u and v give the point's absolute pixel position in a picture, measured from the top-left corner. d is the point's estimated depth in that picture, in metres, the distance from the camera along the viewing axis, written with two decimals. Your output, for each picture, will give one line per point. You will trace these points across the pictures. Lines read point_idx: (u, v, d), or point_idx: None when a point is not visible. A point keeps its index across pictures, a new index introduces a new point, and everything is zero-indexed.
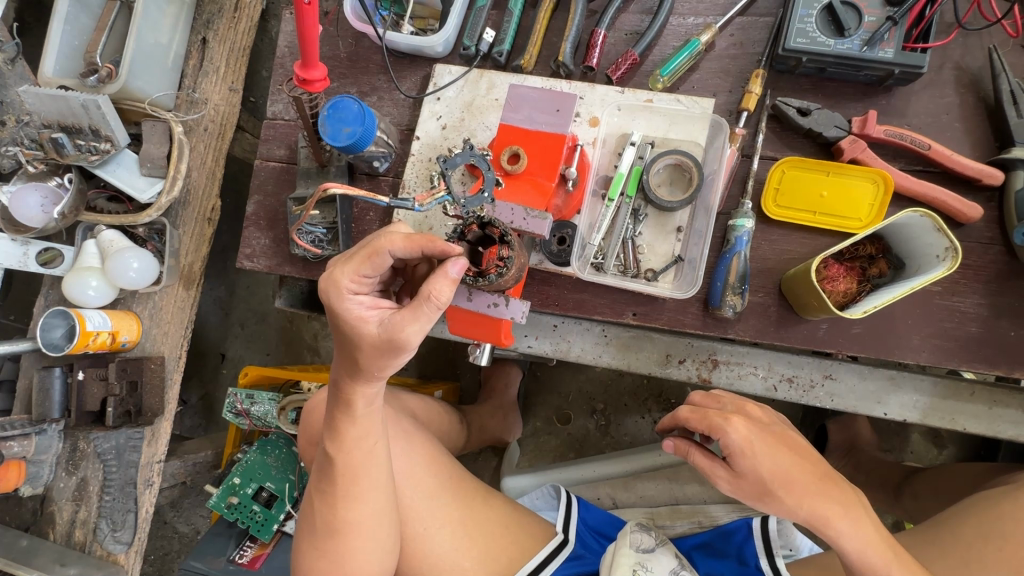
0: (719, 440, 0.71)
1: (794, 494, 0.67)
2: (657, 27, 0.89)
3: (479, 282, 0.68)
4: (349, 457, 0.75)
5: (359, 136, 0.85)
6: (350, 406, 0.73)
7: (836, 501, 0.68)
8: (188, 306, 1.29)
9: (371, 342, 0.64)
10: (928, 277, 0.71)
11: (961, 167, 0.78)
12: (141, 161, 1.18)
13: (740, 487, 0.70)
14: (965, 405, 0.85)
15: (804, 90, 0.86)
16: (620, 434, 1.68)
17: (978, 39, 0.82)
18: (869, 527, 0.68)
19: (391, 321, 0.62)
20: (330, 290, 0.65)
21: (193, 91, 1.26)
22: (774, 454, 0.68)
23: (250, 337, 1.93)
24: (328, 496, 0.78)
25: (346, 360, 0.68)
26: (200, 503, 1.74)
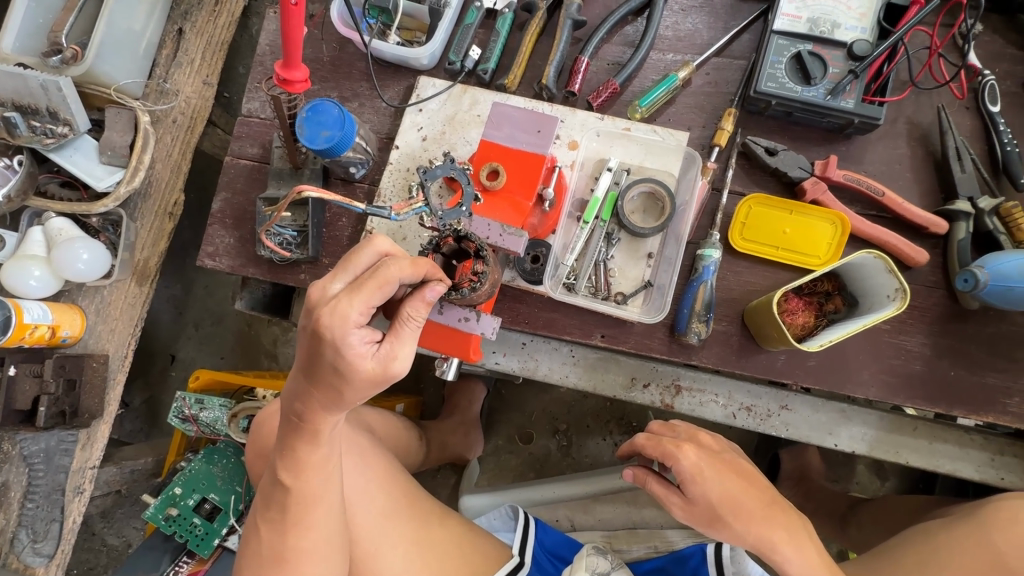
0: (673, 468, 0.73)
1: (741, 521, 0.69)
2: (639, 59, 0.92)
3: (452, 296, 0.66)
4: (304, 484, 0.72)
5: (337, 141, 0.85)
6: (315, 434, 0.69)
7: (781, 526, 0.69)
8: (140, 303, 1.23)
9: (366, 380, 0.61)
10: (878, 316, 0.74)
11: (909, 215, 0.83)
12: (101, 149, 1.14)
13: (693, 515, 0.71)
14: (907, 439, 0.87)
15: (772, 131, 0.90)
16: (581, 455, 1.70)
17: (930, 97, 0.87)
18: (812, 554, 0.70)
19: (385, 351, 0.61)
20: (327, 319, 0.58)
21: (164, 81, 1.22)
22: (723, 478, 0.70)
23: (204, 338, 1.88)
24: (276, 522, 0.74)
25: (319, 391, 0.64)
26: (134, 514, 1.63)
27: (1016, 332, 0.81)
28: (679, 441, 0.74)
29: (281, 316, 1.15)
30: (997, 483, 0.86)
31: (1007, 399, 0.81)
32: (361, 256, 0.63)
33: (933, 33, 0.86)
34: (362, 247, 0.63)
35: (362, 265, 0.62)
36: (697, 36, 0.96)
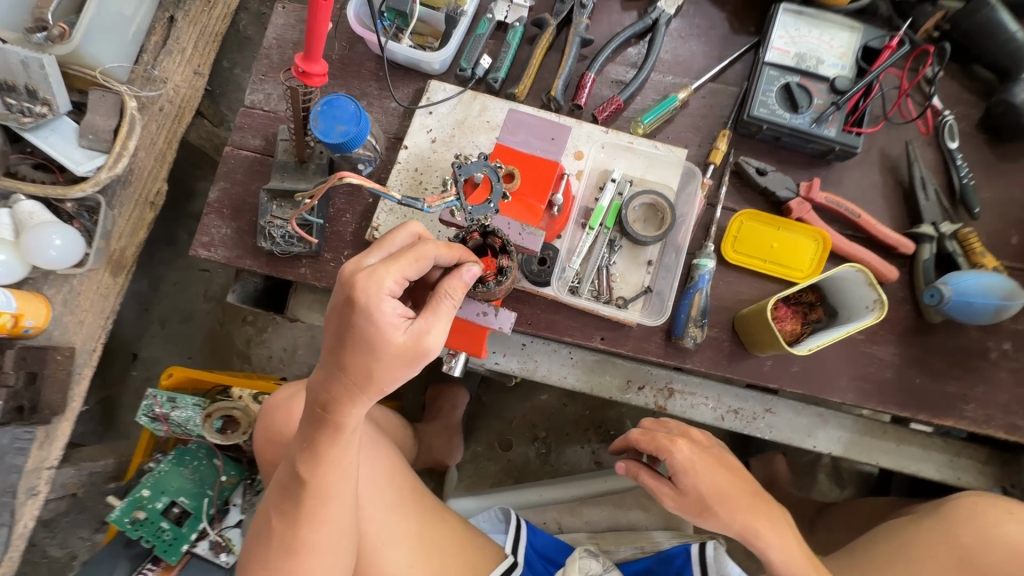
0: (666, 460, 0.77)
1: (727, 510, 0.73)
2: (642, 79, 0.98)
3: (478, 290, 0.69)
4: (321, 480, 0.71)
5: (353, 136, 0.85)
6: (339, 424, 0.68)
7: (766, 518, 0.73)
8: (112, 294, 1.26)
9: (397, 352, 0.63)
10: (858, 324, 0.80)
11: (882, 236, 0.92)
12: (81, 132, 1.16)
13: (684, 505, 0.75)
14: (878, 442, 0.94)
15: (762, 153, 0.98)
16: (559, 463, 1.72)
17: (901, 131, 0.97)
18: (792, 546, 0.74)
19: (417, 326, 0.63)
20: (365, 286, 0.61)
21: (151, 68, 1.25)
22: (714, 472, 0.75)
23: (171, 337, 1.82)
24: (288, 515, 0.73)
25: (349, 373, 0.64)
26: (81, 523, 1.54)
27: (972, 345, 0.90)
28: (672, 435, 0.79)
29: (273, 310, 1.12)
30: (954, 483, 0.94)
31: (964, 405, 0.89)
32: (396, 237, 0.67)
33: (904, 74, 0.95)
34: (398, 230, 0.68)
35: (396, 243, 0.67)
36: (695, 62, 1.03)
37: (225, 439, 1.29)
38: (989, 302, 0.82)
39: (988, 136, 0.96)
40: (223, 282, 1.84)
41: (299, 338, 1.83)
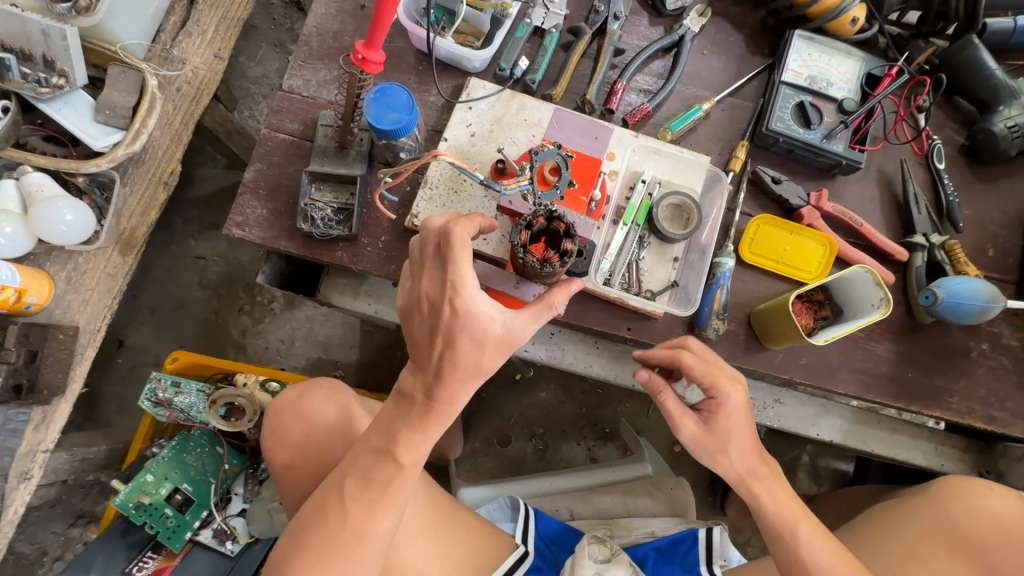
0: (716, 398, 0.80)
1: (737, 454, 0.81)
2: (668, 90, 1.06)
3: (544, 269, 0.71)
4: (415, 466, 0.76)
5: (404, 123, 0.89)
6: (448, 408, 0.74)
7: (765, 469, 0.82)
8: (119, 274, 1.22)
9: (498, 341, 0.71)
10: (866, 320, 0.89)
11: (881, 243, 1.01)
12: (98, 107, 1.13)
13: (704, 441, 0.80)
14: (874, 431, 1.05)
15: (775, 164, 1.06)
16: (556, 459, 1.76)
17: (896, 151, 1.07)
18: (785, 497, 0.81)
19: (514, 319, 0.71)
20: (464, 297, 0.68)
21: (170, 48, 1.23)
22: (745, 422, 0.81)
23: (161, 325, 1.76)
24: (365, 497, 0.76)
25: (459, 369, 0.71)
26: (53, 517, 1.47)
27: (956, 344, 1.00)
28: (734, 379, 0.80)
29: (298, 293, 1.12)
30: (936, 469, 1.05)
31: (949, 397, 0.99)
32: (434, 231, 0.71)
33: (901, 101, 1.06)
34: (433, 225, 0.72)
35: (442, 244, 0.70)
36: (715, 77, 1.11)
37: (231, 426, 1.27)
38: (976, 303, 0.91)
39: (969, 160, 1.08)
40: (219, 270, 1.80)
41: (296, 330, 1.78)
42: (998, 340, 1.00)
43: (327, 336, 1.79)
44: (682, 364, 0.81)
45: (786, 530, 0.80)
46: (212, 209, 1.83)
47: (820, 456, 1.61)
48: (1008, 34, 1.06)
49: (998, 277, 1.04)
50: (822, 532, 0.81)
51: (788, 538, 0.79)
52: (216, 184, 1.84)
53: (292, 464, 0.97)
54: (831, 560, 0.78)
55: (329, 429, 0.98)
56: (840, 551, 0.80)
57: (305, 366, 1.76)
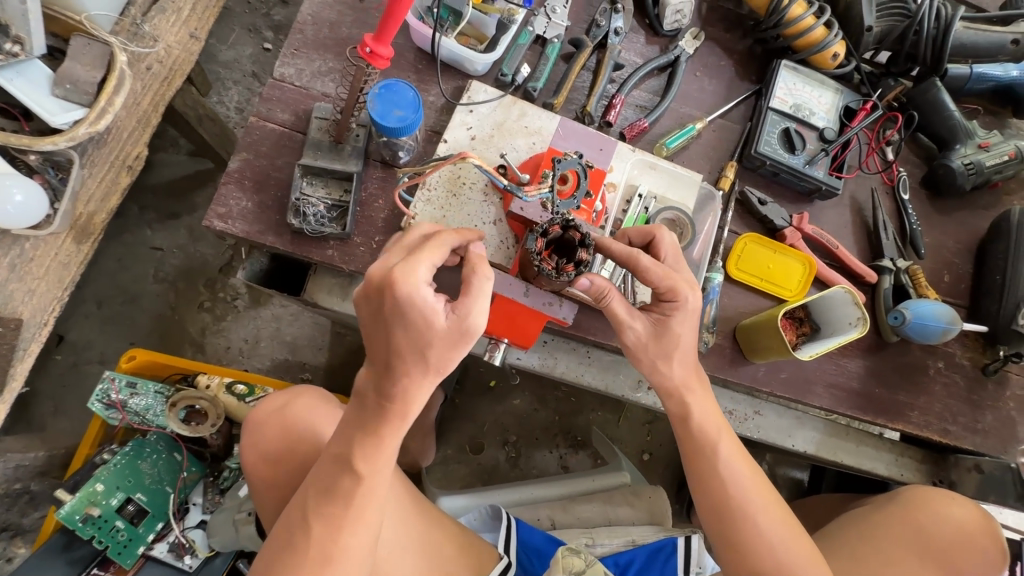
0: (671, 300, 0.77)
1: (678, 363, 0.79)
2: (664, 108, 1.09)
3: (559, 278, 0.71)
4: (375, 474, 0.72)
5: (409, 122, 0.87)
6: (402, 411, 0.71)
7: (700, 384, 0.81)
8: (73, 263, 1.12)
9: (443, 335, 0.68)
10: (845, 338, 0.94)
11: (854, 265, 1.07)
12: (57, 80, 1.03)
13: (646, 343, 0.78)
14: (844, 442, 1.11)
15: (761, 186, 1.11)
16: (527, 467, 1.75)
17: (868, 180, 1.15)
18: (714, 411, 0.81)
19: (456, 308, 0.68)
20: (404, 281, 0.65)
21: (140, 23, 1.14)
22: (693, 332, 0.79)
23: (109, 320, 1.63)
24: (327, 513, 0.71)
25: (405, 358, 0.69)
26: None
27: (917, 362, 1.08)
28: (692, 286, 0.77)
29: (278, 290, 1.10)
30: (897, 478, 1.12)
31: (910, 411, 1.06)
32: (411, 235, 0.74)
33: (874, 134, 1.14)
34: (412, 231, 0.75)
35: (419, 244, 0.70)
36: (706, 98, 1.15)
37: (192, 431, 1.18)
38: (940, 325, 0.99)
39: (928, 192, 1.17)
40: (177, 263, 1.68)
41: (262, 329, 1.69)
42: (953, 360, 1.09)
43: (294, 337, 1.70)
44: (641, 267, 0.76)
45: (709, 444, 0.80)
46: (172, 197, 1.71)
47: (777, 465, 1.71)
48: (964, 80, 1.15)
49: (952, 301, 1.13)
50: (741, 446, 0.82)
51: (708, 452, 0.79)
52: (177, 170, 1.72)
53: (272, 480, 0.93)
54: (750, 484, 0.79)
55: (310, 445, 0.93)
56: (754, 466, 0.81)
57: (269, 367, 1.67)
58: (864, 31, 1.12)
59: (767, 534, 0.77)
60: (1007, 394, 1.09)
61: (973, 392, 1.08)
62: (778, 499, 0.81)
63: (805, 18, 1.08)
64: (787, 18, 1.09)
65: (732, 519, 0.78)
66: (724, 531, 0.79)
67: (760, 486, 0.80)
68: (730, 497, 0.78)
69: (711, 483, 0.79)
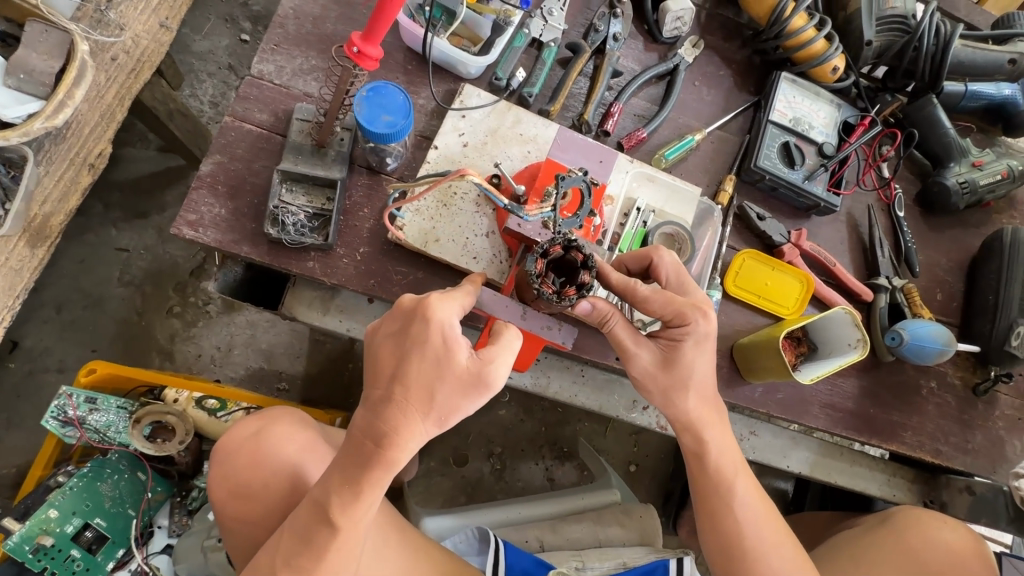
0: (680, 327, 0.74)
1: (693, 395, 0.76)
2: (663, 118, 1.06)
3: (560, 303, 0.66)
4: (353, 528, 0.67)
5: (399, 128, 0.81)
6: (391, 464, 0.64)
7: (716, 417, 0.79)
8: (26, 269, 1.03)
9: (459, 374, 0.64)
10: (847, 360, 0.92)
11: (851, 283, 1.06)
12: (9, 70, 0.95)
13: (658, 373, 0.75)
14: (838, 463, 1.11)
15: (759, 201, 1.09)
16: (513, 479, 1.70)
17: (864, 196, 1.13)
18: (730, 447, 0.80)
19: (480, 352, 0.65)
20: (441, 307, 0.65)
21: (106, 10, 1.06)
22: (708, 362, 0.76)
23: (69, 325, 1.53)
24: (298, 568, 0.68)
25: (410, 394, 0.64)
26: None
27: (910, 381, 1.07)
28: (700, 304, 0.74)
29: (254, 303, 1.02)
30: (888, 498, 1.13)
31: (904, 432, 1.05)
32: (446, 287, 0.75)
33: (871, 151, 1.13)
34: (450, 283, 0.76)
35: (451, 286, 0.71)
36: (705, 109, 1.12)
37: (157, 449, 1.10)
38: (937, 346, 0.98)
39: (922, 209, 1.17)
40: (145, 265, 1.58)
41: (235, 336, 1.60)
42: (944, 379, 1.08)
43: (271, 345, 1.62)
44: (638, 295, 0.73)
45: (724, 482, 0.79)
46: (139, 195, 1.61)
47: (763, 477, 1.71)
48: (959, 97, 1.15)
49: (945, 320, 1.12)
50: (755, 482, 0.81)
51: (723, 489, 0.79)
52: (146, 167, 1.62)
53: (245, 513, 0.87)
54: (761, 519, 0.80)
55: (287, 476, 0.87)
56: (766, 503, 0.81)
57: (243, 376, 1.58)
58: (863, 45, 1.11)
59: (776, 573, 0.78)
60: (996, 413, 1.08)
61: (963, 412, 1.08)
62: (788, 536, 0.81)
63: (806, 30, 1.06)
64: (787, 29, 1.07)
65: (743, 557, 0.79)
66: (735, 570, 0.79)
67: (771, 524, 0.80)
68: (742, 537, 0.79)
69: (724, 522, 0.79)
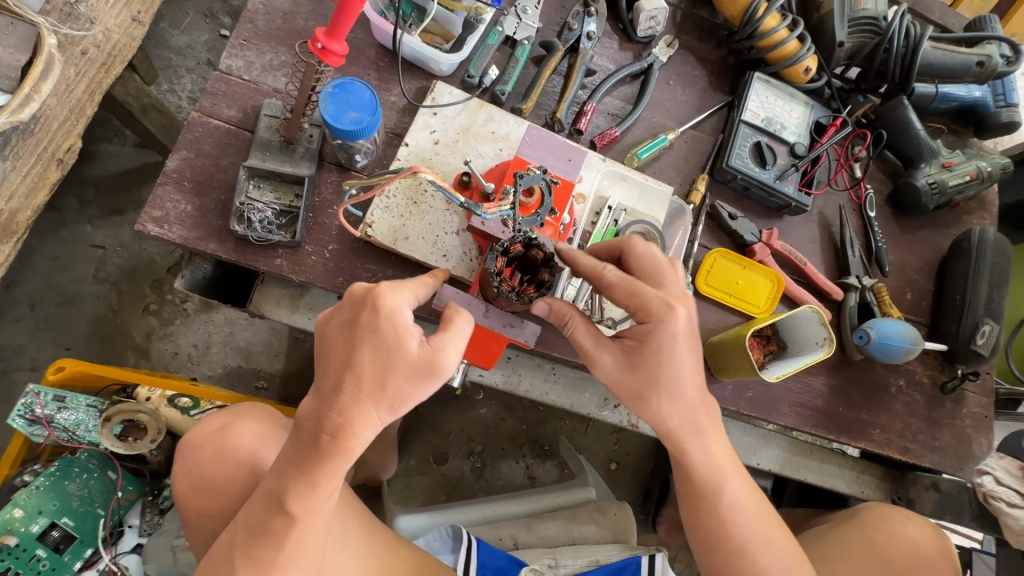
0: (647, 324, 0.71)
1: (671, 398, 0.73)
2: (636, 117, 1.06)
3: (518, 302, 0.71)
4: (309, 517, 0.67)
5: (366, 124, 0.81)
6: (346, 452, 0.64)
7: (705, 418, 0.76)
8: None
9: (410, 362, 0.64)
10: (813, 358, 0.93)
11: (821, 281, 1.07)
12: None
13: (623, 374, 0.72)
14: (807, 460, 1.13)
15: (731, 200, 1.10)
16: (493, 478, 1.70)
17: (836, 196, 1.14)
18: (720, 451, 0.77)
19: (431, 338, 0.65)
20: (389, 297, 0.64)
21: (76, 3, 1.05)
22: (690, 363, 0.72)
23: (43, 323, 1.51)
24: (256, 559, 0.68)
25: (362, 384, 0.63)
26: None
27: (879, 379, 1.08)
28: (667, 300, 0.70)
29: (224, 301, 1.02)
30: (859, 495, 1.14)
31: (872, 429, 1.06)
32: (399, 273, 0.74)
33: (843, 151, 1.14)
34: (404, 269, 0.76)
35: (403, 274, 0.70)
36: (679, 108, 1.12)
37: (128, 448, 1.09)
38: (904, 345, 1.00)
39: (893, 210, 1.18)
40: (121, 263, 1.56)
41: (213, 334, 1.59)
42: (913, 378, 1.09)
43: (249, 343, 1.60)
44: (605, 282, 0.72)
45: (712, 486, 0.77)
46: (115, 192, 1.59)
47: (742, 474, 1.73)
48: (930, 99, 1.17)
49: (915, 319, 1.13)
50: (748, 484, 0.79)
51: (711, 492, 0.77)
52: (122, 163, 1.61)
53: (209, 511, 0.86)
54: (752, 519, 0.78)
55: (250, 472, 0.87)
56: (758, 504, 0.80)
57: (221, 375, 1.57)
58: (835, 46, 1.12)
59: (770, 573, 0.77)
60: (964, 412, 1.10)
61: (931, 410, 1.09)
62: (782, 535, 0.79)
63: (779, 30, 1.07)
64: (760, 30, 1.07)
65: (736, 560, 0.78)
66: (726, 571, 0.78)
67: (762, 525, 0.79)
68: (735, 540, 0.77)
69: (713, 526, 0.78)
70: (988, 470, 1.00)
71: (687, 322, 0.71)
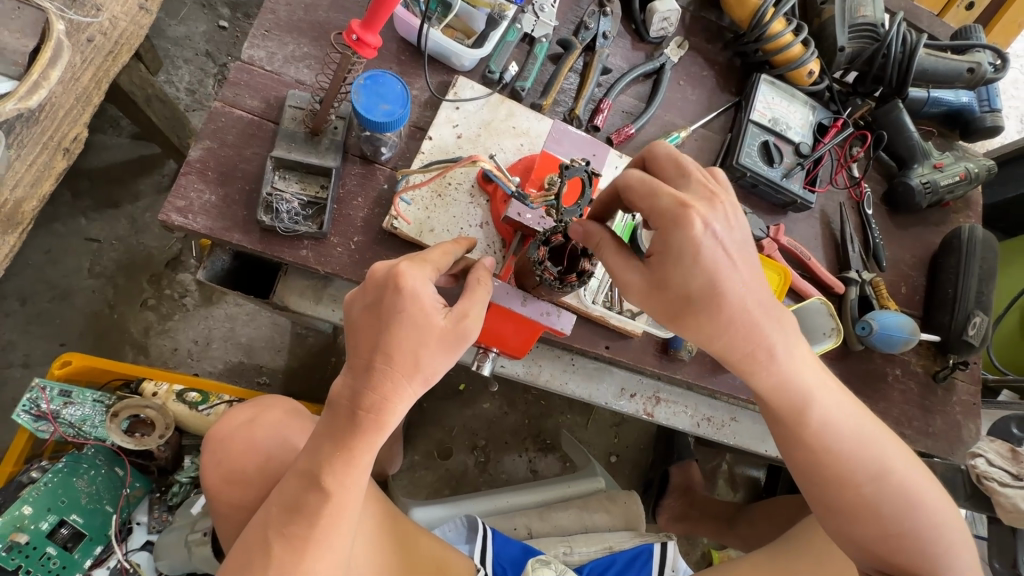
0: (665, 237, 0.65)
1: (728, 309, 0.66)
2: (650, 115, 1.09)
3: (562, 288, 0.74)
4: (344, 491, 0.66)
5: (397, 117, 0.81)
6: (380, 425, 0.64)
7: (773, 320, 0.69)
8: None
9: (440, 335, 0.64)
10: (822, 347, 1.01)
11: (823, 275, 1.12)
12: None
13: (648, 292, 0.68)
14: None
15: (740, 196, 1.14)
16: (496, 471, 1.71)
17: (836, 195, 1.20)
18: (801, 366, 0.73)
19: (456, 309, 0.66)
20: (410, 275, 0.64)
21: None
22: (744, 269, 0.66)
23: (36, 318, 1.46)
24: (291, 538, 0.66)
25: (394, 361, 0.63)
26: None
27: (878, 369, 1.14)
28: (681, 201, 0.64)
29: (241, 292, 1.01)
30: None
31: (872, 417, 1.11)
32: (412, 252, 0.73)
33: (843, 151, 1.19)
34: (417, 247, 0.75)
35: (417, 252, 0.69)
36: (690, 107, 1.16)
37: (137, 444, 1.06)
38: (903, 335, 1.06)
39: (889, 209, 1.24)
40: (116, 257, 1.53)
41: (214, 330, 1.56)
42: (908, 367, 1.15)
43: (251, 339, 1.58)
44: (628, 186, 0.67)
45: (798, 414, 0.74)
46: (110, 184, 1.55)
47: (736, 464, 1.79)
48: (922, 103, 1.23)
49: (909, 312, 1.19)
50: (834, 396, 0.75)
51: (799, 417, 0.74)
52: (117, 154, 1.57)
53: (238, 501, 0.86)
54: (850, 441, 0.74)
55: (277, 461, 0.87)
56: (855, 422, 0.75)
57: (221, 371, 1.55)
58: (837, 51, 1.17)
59: (878, 501, 0.75)
60: (954, 399, 1.16)
61: (925, 398, 1.15)
62: (885, 446, 0.76)
63: (784, 35, 1.12)
64: (767, 33, 1.12)
65: (836, 492, 0.76)
66: (829, 504, 0.77)
67: (863, 442, 0.75)
68: (834, 469, 0.75)
69: (810, 461, 0.76)
70: (981, 452, 1.06)
71: (710, 224, 0.64)
